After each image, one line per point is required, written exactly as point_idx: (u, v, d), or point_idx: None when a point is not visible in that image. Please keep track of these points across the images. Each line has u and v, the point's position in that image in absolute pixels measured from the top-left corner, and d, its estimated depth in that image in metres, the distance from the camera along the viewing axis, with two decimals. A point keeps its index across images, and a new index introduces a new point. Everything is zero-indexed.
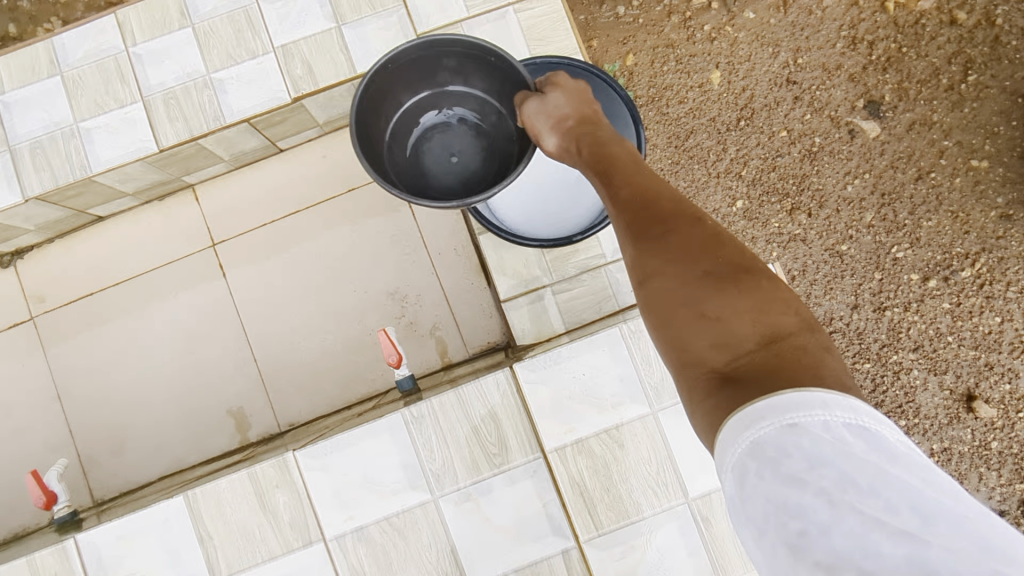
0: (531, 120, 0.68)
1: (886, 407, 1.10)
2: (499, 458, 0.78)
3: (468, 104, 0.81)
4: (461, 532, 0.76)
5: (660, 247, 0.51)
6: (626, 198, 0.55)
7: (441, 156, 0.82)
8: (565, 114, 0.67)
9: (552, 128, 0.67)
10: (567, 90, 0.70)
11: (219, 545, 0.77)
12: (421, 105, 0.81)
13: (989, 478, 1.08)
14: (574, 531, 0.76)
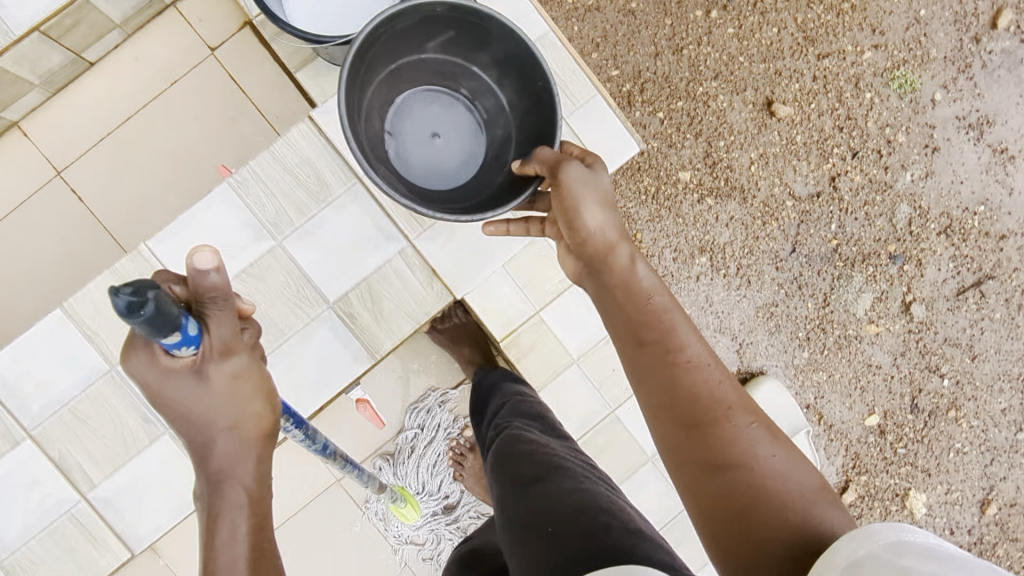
0: (572, 184, 0.67)
1: (707, 134, 1.26)
2: (321, 194, 0.95)
3: (484, 100, 0.88)
4: (312, 261, 0.95)
5: (721, 444, 0.56)
6: (666, 365, 0.60)
7: (425, 130, 0.88)
8: (597, 202, 0.67)
9: (593, 226, 0.67)
10: (607, 189, 0.69)
11: (106, 338, 0.91)
12: (445, 66, 0.86)
13: (801, 168, 1.28)
14: (402, 233, 0.96)
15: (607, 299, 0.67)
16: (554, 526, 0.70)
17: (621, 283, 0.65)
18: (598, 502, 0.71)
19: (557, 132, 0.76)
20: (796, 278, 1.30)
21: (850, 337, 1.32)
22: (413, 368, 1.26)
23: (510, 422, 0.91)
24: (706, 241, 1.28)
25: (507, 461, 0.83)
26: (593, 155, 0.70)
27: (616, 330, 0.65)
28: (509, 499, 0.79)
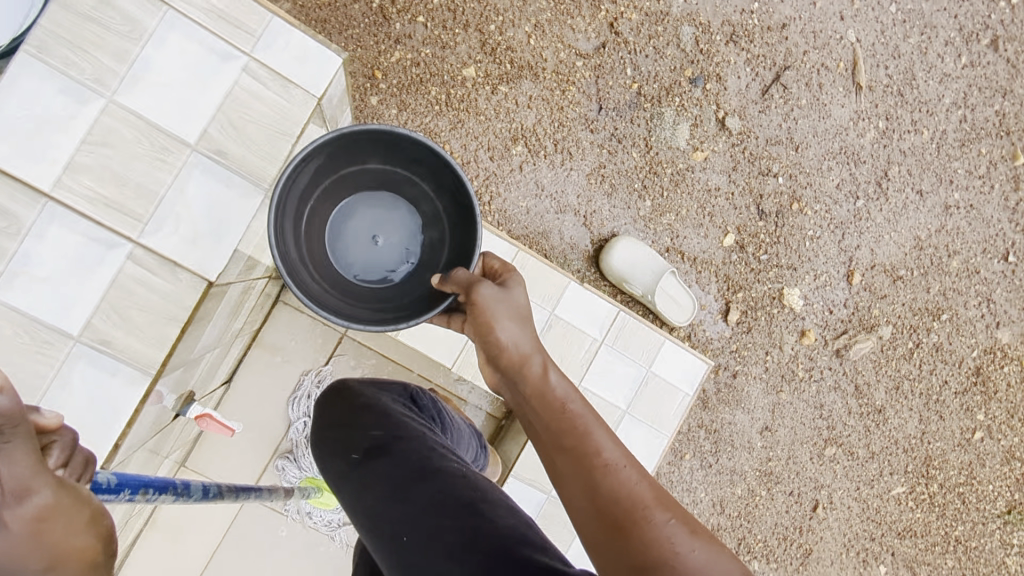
0: (488, 304, 0.60)
1: (475, 23, 1.20)
2: None
3: (424, 208, 0.76)
4: None
5: (642, 552, 0.45)
6: (585, 470, 0.50)
7: (365, 233, 0.77)
8: (512, 315, 0.61)
9: (507, 342, 0.60)
10: (518, 304, 0.62)
11: None
12: (388, 173, 0.73)
13: (579, 26, 1.25)
14: None
15: (527, 413, 0.58)
16: (414, 537, 0.58)
17: (537, 393, 0.58)
18: (478, 500, 0.60)
19: (477, 246, 0.66)
20: (613, 134, 1.29)
21: (683, 171, 1.34)
22: (278, 361, 1.20)
23: (369, 390, 0.76)
24: (516, 129, 1.24)
25: (349, 433, 0.69)
26: (508, 274, 0.65)
27: (537, 434, 0.56)
28: (351, 484, 0.65)
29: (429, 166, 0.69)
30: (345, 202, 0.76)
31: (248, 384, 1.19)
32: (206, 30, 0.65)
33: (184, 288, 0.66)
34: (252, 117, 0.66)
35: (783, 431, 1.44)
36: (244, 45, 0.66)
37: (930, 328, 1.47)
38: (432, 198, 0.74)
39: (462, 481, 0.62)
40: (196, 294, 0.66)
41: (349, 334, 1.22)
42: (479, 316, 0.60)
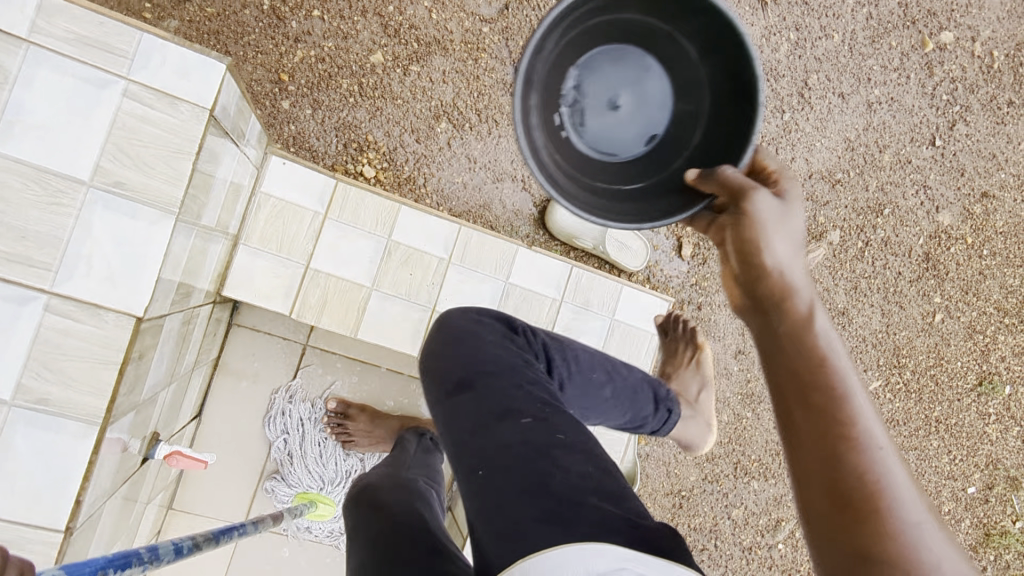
0: (765, 218, 0.53)
1: (372, 7, 1.17)
2: None
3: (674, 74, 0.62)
4: None
5: (882, 546, 0.41)
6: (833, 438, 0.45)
7: (602, 94, 0.63)
8: (783, 246, 0.53)
9: (773, 266, 0.53)
10: (795, 244, 0.54)
11: None
12: (640, 28, 0.61)
13: None
14: None
15: (766, 347, 0.52)
16: (488, 470, 0.59)
17: (795, 334, 0.50)
18: (552, 444, 0.60)
19: (750, 151, 0.55)
20: None
21: None
22: (245, 386, 1.17)
23: (473, 325, 0.77)
24: (437, 107, 1.22)
25: (449, 367, 0.72)
26: (780, 180, 0.58)
27: (775, 376, 0.50)
28: (445, 412, 0.69)
29: (696, 34, 0.58)
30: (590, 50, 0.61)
31: (220, 414, 1.16)
32: (73, 60, 0.63)
33: (113, 328, 0.64)
34: (144, 140, 0.65)
35: (756, 351, 1.47)
36: (119, 68, 0.64)
37: (876, 225, 1.50)
38: (694, 63, 0.60)
39: (535, 421, 0.62)
40: (127, 332, 0.64)
41: (311, 344, 1.20)
42: (748, 229, 0.54)
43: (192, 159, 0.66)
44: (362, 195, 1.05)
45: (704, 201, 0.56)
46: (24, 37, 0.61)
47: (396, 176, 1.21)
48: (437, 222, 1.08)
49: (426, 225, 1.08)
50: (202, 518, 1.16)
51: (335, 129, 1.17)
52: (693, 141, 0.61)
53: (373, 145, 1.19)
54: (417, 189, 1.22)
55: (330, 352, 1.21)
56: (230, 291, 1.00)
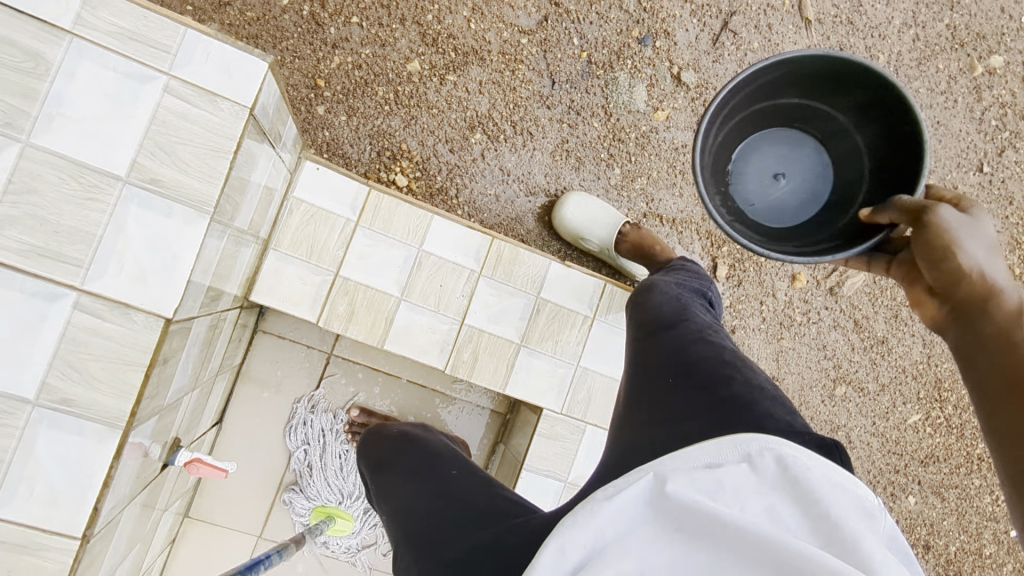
0: (954, 224, 0.56)
1: (411, 16, 1.16)
2: None
3: (839, 144, 0.73)
4: None
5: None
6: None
7: (769, 170, 0.76)
8: (965, 225, 0.57)
9: (971, 269, 0.56)
10: (961, 221, 0.58)
11: None
12: (797, 107, 0.72)
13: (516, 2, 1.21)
14: None
15: (973, 348, 0.54)
16: (679, 380, 0.67)
17: (977, 293, 0.55)
18: (733, 362, 0.68)
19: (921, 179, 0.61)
20: (570, 106, 1.25)
21: (647, 133, 1.30)
22: (267, 396, 1.15)
23: (675, 292, 0.82)
24: (471, 117, 1.20)
25: (650, 313, 0.79)
26: (970, 204, 0.60)
27: (981, 373, 0.51)
28: (643, 345, 0.76)
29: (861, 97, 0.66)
30: (751, 136, 0.75)
31: (240, 421, 1.14)
32: (116, 54, 0.61)
33: (141, 328, 0.62)
34: (182, 137, 0.63)
35: (790, 379, 1.42)
36: (161, 63, 0.63)
37: None
38: (852, 132, 0.70)
39: (717, 360, 0.68)
40: (155, 333, 0.63)
41: (336, 353, 1.17)
42: (937, 238, 0.57)
43: (230, 158, 0.65)
44: (394, 203, 1.03)
45: (878, 236, 0.62)
46: (67, 28, 0.60)
47: (429, 185, 1.19)
48: (469, 234, 1.06)
49: (457, 236, 1.05)
50: (218, 527, 1.13)
51: (368, 137, 1.16)
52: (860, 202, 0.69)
53: (407, 153, 1.17)
54: (449, 199, 1.20)
55: (355, 362, 1.18)
56: (257, 296, 0.98)
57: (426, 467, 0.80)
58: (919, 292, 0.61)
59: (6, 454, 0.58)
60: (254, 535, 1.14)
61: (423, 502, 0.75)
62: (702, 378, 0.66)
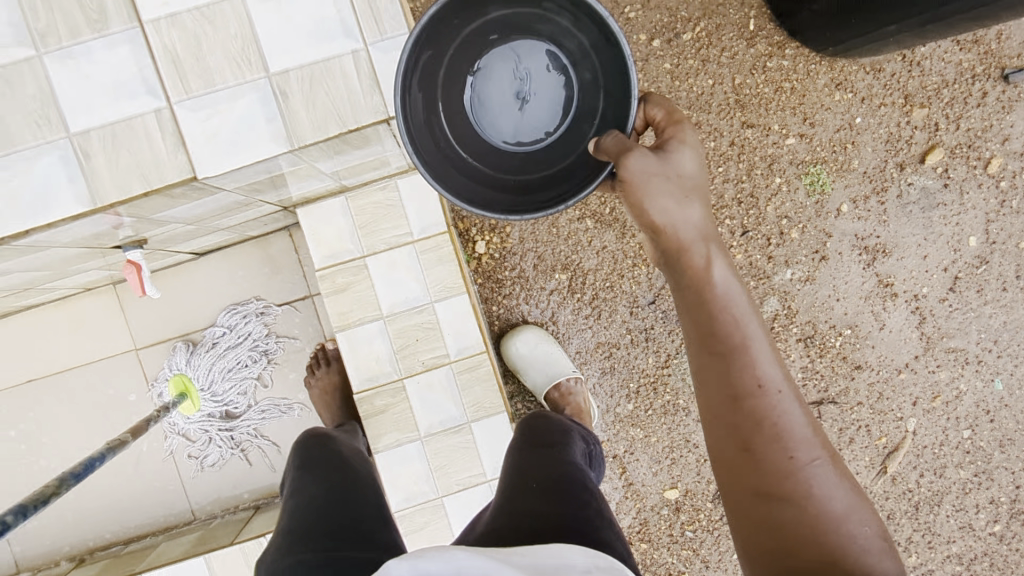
0: (640, 178, 0.61)
1: None
2: (100, 26, 0.68)
3: (568, 44, 0.72)
4: (64, 88, 0.68)
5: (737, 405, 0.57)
6: (732, 374, 0.58)
7: (511, 91, 0.74)
8: (677, 172, 0.64)
9: (661, 225, 0.62)
10: (674, 159, 0.64)
11: None
12: (520, 19, 0.72)
13: None
14: (164, 92, 0.69)
15: (677, 294, 0.63)
16: (538, 486, 0.83)
17: (693, 282, 0.61)
18: (589, 487, 0.86)
19: (631, 100, 0.66)
20: (646, 329, 1.28)
21: (678, 406, 1.31)
22: (242, 274, 1.26)
23: (560, 427, 1.02)
24: (571, 261, 1.26)
25: (537, 430, 0.99)
26: (672, 139, 0.66)
27: (687, 323, 0.62)
28: (521, 451, 0.94)
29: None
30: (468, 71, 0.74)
31: (213, 268, 1.26)
32: (349, 2, 0.70)
33: (174, 166, 0.70)
34: (329, 89, 0.71)
35: None
36: (369, 36, 0.71)
37: None
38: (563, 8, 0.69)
39: (582, 484, 0.85)
40: (178, 177, 0.70)
41: (313, 299, 1.27)
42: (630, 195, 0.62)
43: (342, 129, 0.71)
44: (448, 258, 1.11)
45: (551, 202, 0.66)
46: None
47: (494, 270, 1.26)
48: (472, 332, 1.12)
49: (462, 324, 1.12)
50: (123, 313, 1.26)
51: None
52: (601, 108, 0.72)
53: (503, 235, 1.25)
54: (496, 291, 1.27)
55: (319, 318, 1.28)
56: (302, 211, 1.09)
57: (336, 470, 0.92)
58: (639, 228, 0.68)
59: (22, 141, 0.69)
60: (135, 344, 1.26)
61: (321, 502, 0.86)
62: (560, 493, 0.81)
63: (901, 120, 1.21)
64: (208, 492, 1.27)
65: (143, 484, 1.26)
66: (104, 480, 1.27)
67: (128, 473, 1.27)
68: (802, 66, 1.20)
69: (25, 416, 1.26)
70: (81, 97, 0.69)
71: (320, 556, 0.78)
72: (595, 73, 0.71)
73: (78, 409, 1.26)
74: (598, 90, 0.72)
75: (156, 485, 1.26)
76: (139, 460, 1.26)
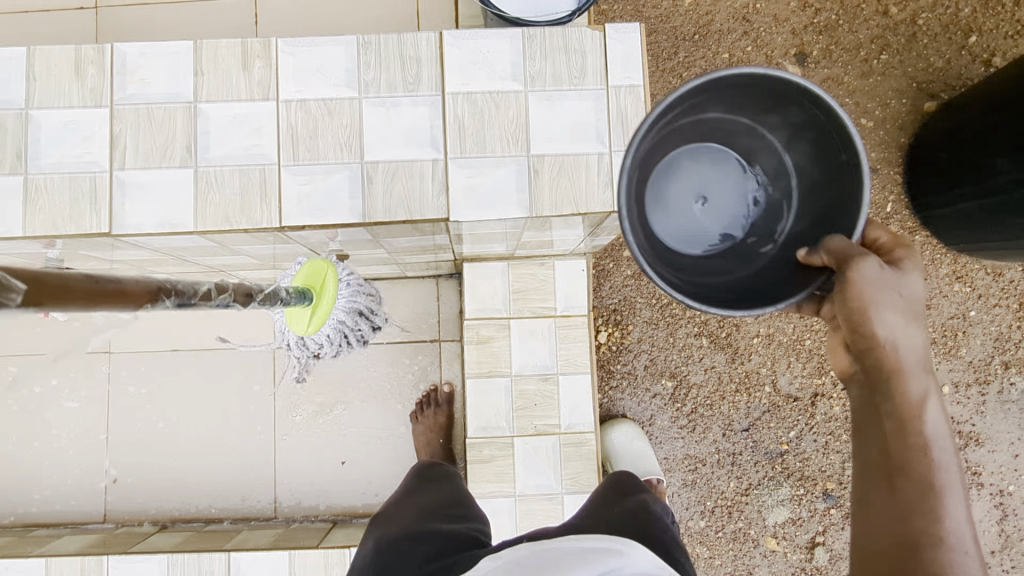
0: (871, 285, 0.52)
1: None
2: (412, 86, 0.86)
3: (761, 161, 0.58)
4: (370, 126, 0.85)
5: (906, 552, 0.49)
6: (912, 524, 0.50)
7: (688, 188, 0.58)
8: (909, 290, 0.54)
9: (883, 341, 0.53)
10: (903, 266, 0.54)
11: (150, 79, 0.86)
12: (724, 122, 0.57)
13: (794, 367, 1.35)
14: (444, 147, 0.85)
15: (869, 417, 0.55)
16: (620, 513, 0.82)
17: (895, 411, 0.53)
18: (669, 526, 0.84)
19: (860, 212, 0.50)
20: (734, 453, 1.35)
21: (748, 536, 1.35)
22: (386, 305, 1.39)
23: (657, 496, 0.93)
24: (679, 371, 1.35)
25: (630, 487, 0.91)
26: (906, 243, 0.55)
27: (872, 449, 0.54)
28: (613, 498, 0.88)
29: (796, 115, 0.53)
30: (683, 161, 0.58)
31: None
32: (608, 116, 0.86)
33: (434, 206, 0.85)
34: (573, 177, 0.85)
35: None
36: (616, 144, 0.86)
37: None
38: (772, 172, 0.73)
39: (661, 518, 0.84)
40: (435, 215, 0.85)
41: (440, 343, 1.39)
42: (850, 299, 0.52)
43: (574, 211, 0.85)
44: (581, 338, 1.21)
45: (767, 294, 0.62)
46: (609, 83, 0.86)
47: (609, 361, 1.35)
48: (586, 410, 1.19)
49: (579, 399, 1.20)
50: (274, 312, 1.40)
51: (623, 297, 1.36)
52: (785, 230, 0.57)
53: (624, 330, 1.36)
54: (605, 380, 1.36)
55: (439, 362, 1.39)
56: (467, 266, 1.22)
57: (458, 491, 1.01)
58: (835, 339, 0.60)
59: (325, 159, 0.85)
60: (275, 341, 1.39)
61: (428, 502, 0.93)
62: (640, 520, 0.81)
63: (1011, 323, 1.32)
64: (293, 495, 1.36)
65: (241, 471, 1.37)
66: (207, 456, 1.37)
67: (230, 456, 1.37)
68: (928, 252, 1.34)
69: (157, 379, 1.38)
70: (380, 136, 0.85)
71: (417, 527, 0.85)
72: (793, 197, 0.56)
73: (207, 385, 1.39)
74: (784, 213, 0.57)
75: (252, 475, 1.37)
76: (245, 447, 1.37)
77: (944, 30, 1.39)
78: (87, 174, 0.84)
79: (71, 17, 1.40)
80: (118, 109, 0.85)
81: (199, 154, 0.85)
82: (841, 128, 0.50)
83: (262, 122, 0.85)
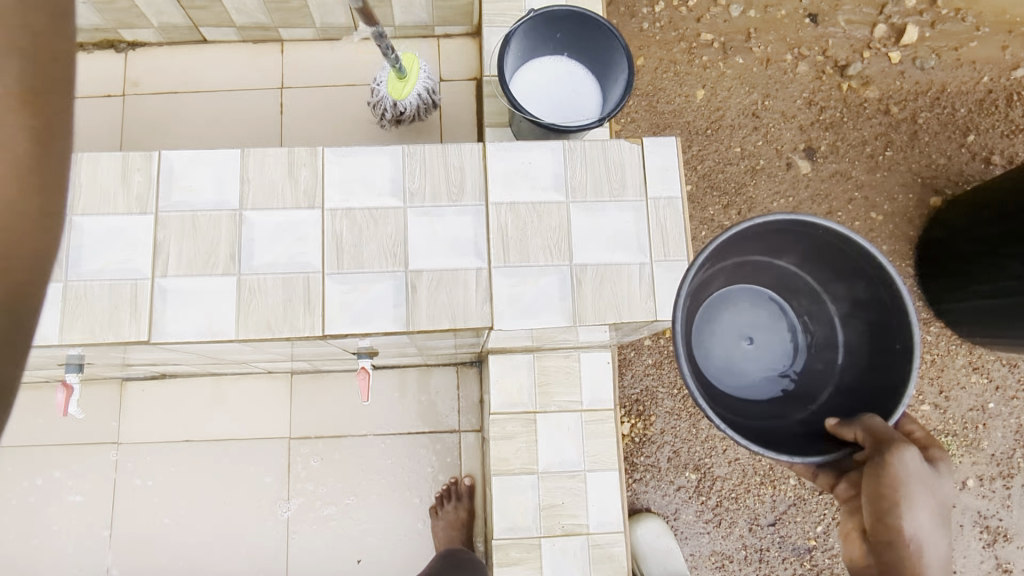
0: (907, 481, 0.51)
1: None
2: (456, 195, 0.87)
3: (817, 330, 0.71)
4: (415, 234, 0.86)
5: None
6: None
7: (739, 330, 0.75)
8: (941, 499, 0.52)
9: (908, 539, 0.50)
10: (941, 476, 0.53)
11: (195, 187, 0.86)
12: (795, 281, 0.72)
13: None
14: (488, 257, 0.86)
15: None
16: None
17: None
18: None
19: (899, 406, 0.56)
20: (761, 549, 1.32)
21: None
22: (404, 395, 1.37)
23: None
24: (703, 463, 1.34)
25: None
26: (941, 457, 0.55)
27: None
28: None
29: (861, 289, 0.63)
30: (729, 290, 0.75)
31: (378, 382, 1.38)
32: (647, 227, 0.88)
33: (479, 315, 0.85)
34: (615, 287, 0.86)
35: None
36: (656, 254, 0.87)
37: None
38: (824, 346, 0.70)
39: None
40: (480, 325, 0.85)
41: (459, 433, 1.37)
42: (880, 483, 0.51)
43: (617, 319, 0.85)
44: (608, 433, 1.20)
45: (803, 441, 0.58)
46: (648, 195, 0.89)
47: (631, 453, 1.33)
48: (616, 509, 1.17)
49: (608, 498, 1.17)
50: (289, 402, 1.37)
51: (644, 387, 1.35)
52: (820, 400, 0.67)
53: (646, 422, 1.34)
54: (629, 473, 1.33)
55: (458, 453, 1.36)
56: (493, 359, 1.21)
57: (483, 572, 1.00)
58: (848, 525, 0.56)
59: (370, 267, 0.85)
60: (289, 431, 1.36)
61: None
62: None
63: None
64: None
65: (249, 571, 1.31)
66: (214, 555, 1.31)
67: (239, 554, 1.31)
68: (943, 343, 1.35)
69: (165, 470, 1.34)
70: (424, 245, 0.86)
71: None
72: (836, 367, 0.67)
73: (218, 476, 1.34)
74: (827, 383, 0.67)
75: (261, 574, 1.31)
76: (255, 543, 1.32)
77: (944, 129, 1.46)
78: (129, 281, 0.84)
79: (97, 104, 1.42)
80: (163, 216, 0.86)
81: (241, 260, 0.85)
82: (901, 319, 0.58)
83: (309, 230, 0.86)
